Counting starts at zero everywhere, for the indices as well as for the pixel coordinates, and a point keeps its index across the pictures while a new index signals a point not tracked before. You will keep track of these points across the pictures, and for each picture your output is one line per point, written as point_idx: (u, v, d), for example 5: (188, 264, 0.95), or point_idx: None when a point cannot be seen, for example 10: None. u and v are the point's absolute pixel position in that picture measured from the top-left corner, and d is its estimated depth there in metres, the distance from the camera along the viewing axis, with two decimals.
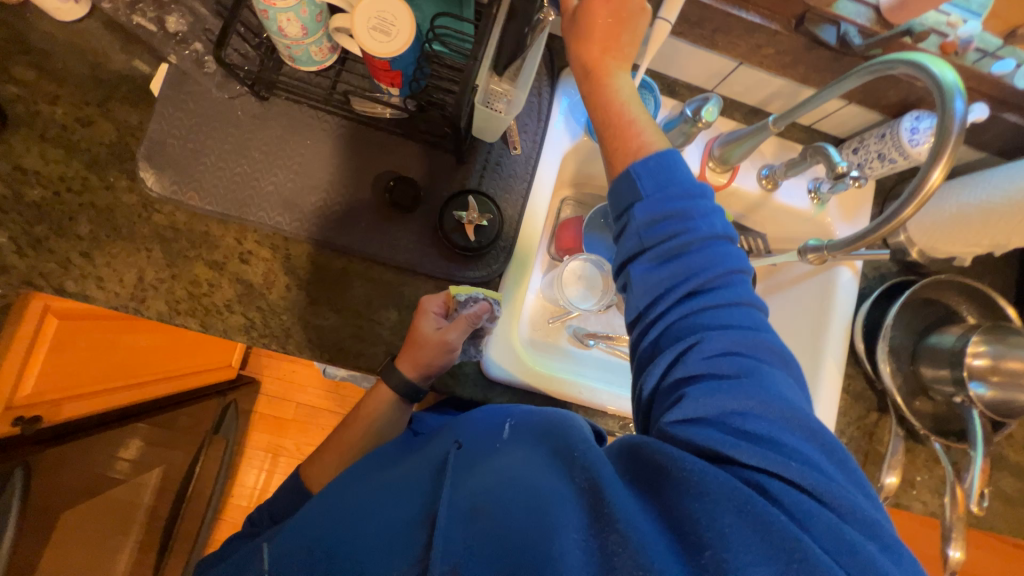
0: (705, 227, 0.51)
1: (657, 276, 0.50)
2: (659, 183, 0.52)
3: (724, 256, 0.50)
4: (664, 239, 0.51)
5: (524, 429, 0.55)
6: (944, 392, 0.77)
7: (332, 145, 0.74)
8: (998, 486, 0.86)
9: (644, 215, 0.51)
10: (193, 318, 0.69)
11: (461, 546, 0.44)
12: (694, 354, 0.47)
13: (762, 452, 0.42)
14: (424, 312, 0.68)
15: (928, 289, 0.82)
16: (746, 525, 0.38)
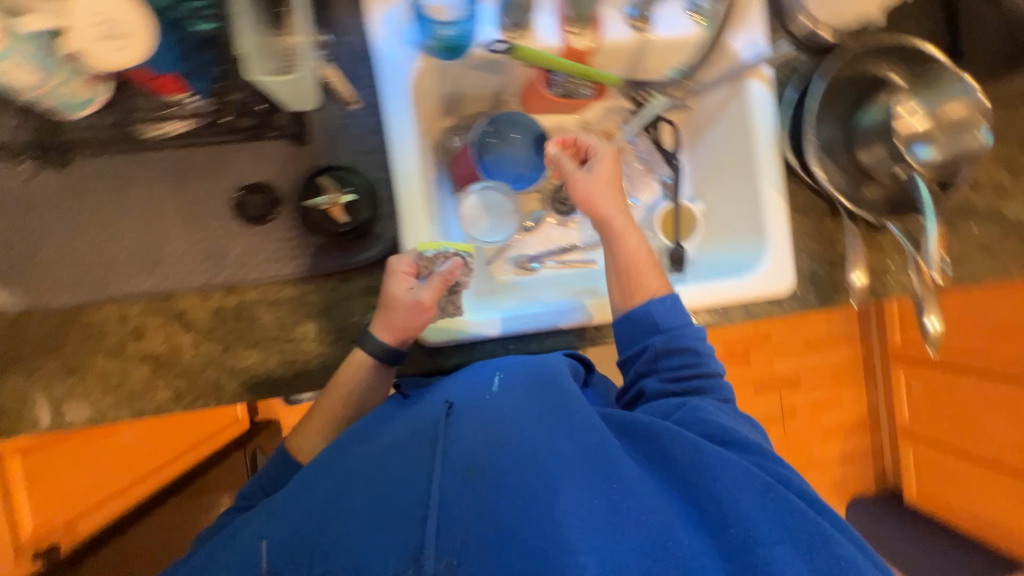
0: (708, 366, 0.68)
1: (667, 387, 0.67)
2: (673, 323, 0.68)
3: (719, 386, 0.68)
4: (675, 366, 0.68)
5: (518, 392, 0.61)
6: (886, 171, 0.72)
7: (163, 183, 0.66)
8: (970, 238, 0.85)
9: (660, 345, 0.67)
10: (122, 409, 0.67)
11: (475, 504, 0.50)
12: (691, 409, 0.61)
13: (721, 432, 0.58)
14: (393, 276, 0.66)
15: (842, 68, 0.74)
16: (716, 460, 0.53)
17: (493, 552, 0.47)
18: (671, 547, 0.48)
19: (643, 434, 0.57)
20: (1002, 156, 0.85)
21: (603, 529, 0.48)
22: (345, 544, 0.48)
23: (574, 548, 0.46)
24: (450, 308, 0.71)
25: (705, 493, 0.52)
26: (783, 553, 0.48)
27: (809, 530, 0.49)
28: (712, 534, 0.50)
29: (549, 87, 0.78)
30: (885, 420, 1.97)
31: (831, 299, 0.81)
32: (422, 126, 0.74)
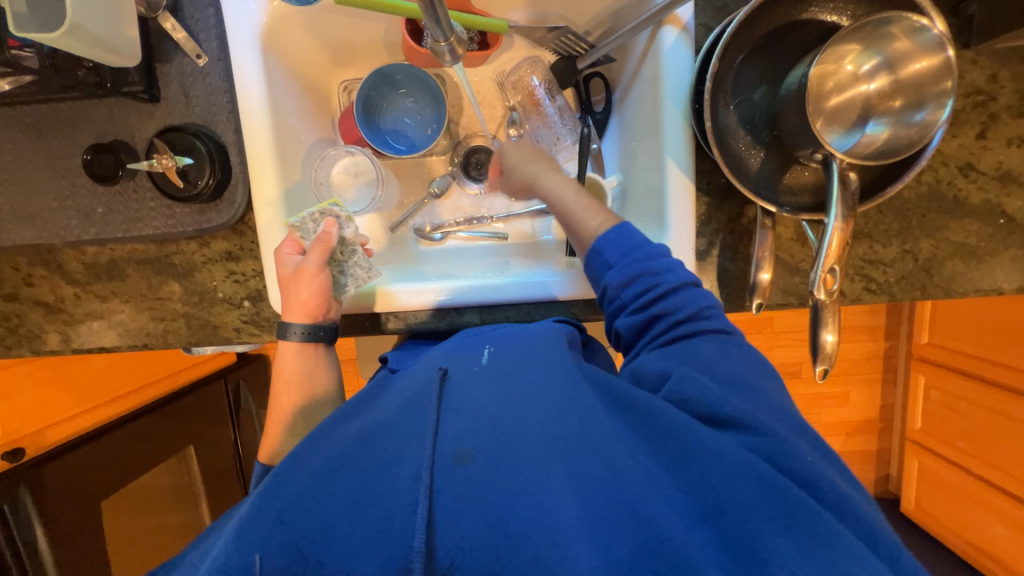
0: (671, 276, 0.57)
1: (637, 320, 0.58)
2: (624, 253, 0.59)
3: (693, 299, 0.57)
4: (644, 294, 0.58)
5: (512, 363, 0.59)
6: (807, 155, 0.57)
7: (26, 137, 0.67)
8: (950, 241, 0.67)
9: (617, 279, 0.59)
10: (23, 347, 0.75)
11: (468, 488, 0.45)
12: (673, 385, 0.51)
13: (717, 410, 0.48)
14: (280, 259, 0.67)
15: (777, 12, 0.57)
16: (710, 445, 0.45)
17: (493, 542, 0.42)
18: (665, 546, 0.40)
19: (640, 414, 0.50)
20: (1023, 133, 0.64)
21: (589, 518, 0.42)
22: (335, 535, 0.44)
23: (564, 539, 0.41)
24: (360, 273, 0.69)
25: (697, 481, 0.44)
26: (786, 551, 0.39)
27: (814, 522, 0.40)
28: (715, 528, 0.41)
29: (421, 41, 0.69)
30: (898, 424, 1.76)
31: (738, 301, 0.69)
32: (280, 80, 0.69)
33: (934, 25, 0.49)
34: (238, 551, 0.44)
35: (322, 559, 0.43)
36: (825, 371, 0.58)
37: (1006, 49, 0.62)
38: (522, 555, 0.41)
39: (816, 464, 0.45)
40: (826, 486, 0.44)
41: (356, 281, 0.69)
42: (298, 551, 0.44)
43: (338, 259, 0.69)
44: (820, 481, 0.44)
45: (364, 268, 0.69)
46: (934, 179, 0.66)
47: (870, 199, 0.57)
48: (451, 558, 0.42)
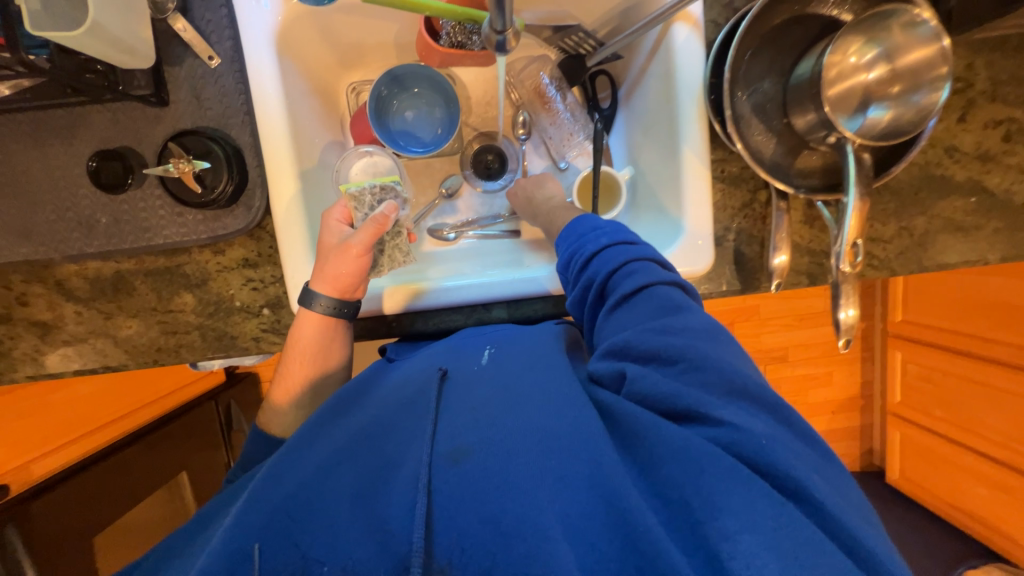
0: (596, 242, 0.59)
1: (580, 293, 0.60)
2: (567, 238, 0.63)
3: (625, 255, 0.57)
4: (590, 274, 0.59)
5: (510, 366, 0.59)
6: (820, 138, 0.61)
7: (23, 145, 0.63)
8: (940, 217, 0.72)
9: (564, 258, 0.62)
10: (15, 371, 0.69)
11: (458, 489, 0.47)
12: (630, 377, 0.50)
13: (674, 401, 0.47)
14: (326, 223, 0.66)
15: (784, 7, 0.61)
16: (676, 439, 0.45)
17: (482, 539, 0.44)
18: (639, 542, 0.41)
19: (613, 413, 0.50)
20: (996, 116, 0.70)
21: (563, 518, 0.44)
22: (337, 530, 0.46)
23: (545, 537, 0.42)
24: (397, 256, 0.69)
25: (668, 479, 0.44)
26: (753, 547, 0.38)
27: (780, 525, 0.39)
28: (685, 526, 0.42)
29: (438, 38, 0.70)
30: (877, 400, 1.86)
31: (755, 282, 0.72)
32: (294, 82, 0.67)
33: (930, 19, 0.55)
34: (235, 543, 0.46)
35: (324, 558, 0.45)
36: (847, 343, 0.61)
37: (978, 40, 0.68)
38: (509, 551, 0.43)
39: (785, 458, 0.43)
40: (797, 485, 0.42)
41: (393, 263, 0.69)
42: (299, 550, 0.46)
43: (383, 241, 0.68)
44: (790, 481, 0.42)
45: (402, 252, 0.69)
46: (923, 160, 0.71)
47: (885, 172, 0.61)
48: (447, 557, 0.44)
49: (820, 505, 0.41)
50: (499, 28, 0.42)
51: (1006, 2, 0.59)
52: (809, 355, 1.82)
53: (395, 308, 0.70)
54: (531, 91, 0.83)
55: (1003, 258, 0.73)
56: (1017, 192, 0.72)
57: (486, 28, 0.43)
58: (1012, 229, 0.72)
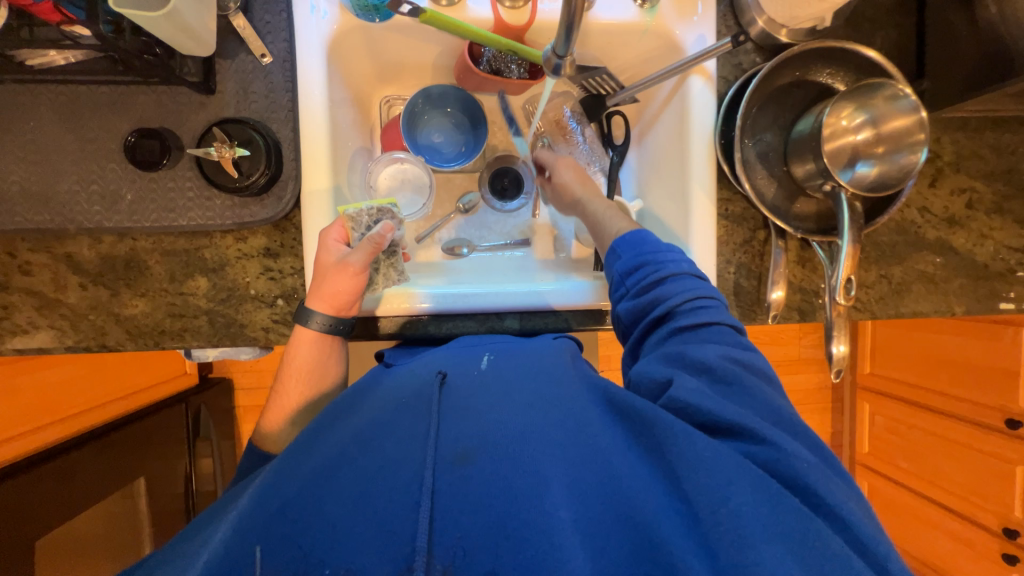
0: (670, 265, 0.62)
1: (637, 304, 0.61)
2: (634, 249, 0.64)
3: (692, 286, 0.60)
4: (644, 285, 0.61)
5: (514, 375, 0.58)
6: (817, 186, 0.68)
7: (59, 116, 0.63)
8: (914, 269, 0.80)
9: (620, 267, 0.64)
10: (4, 342, 0.67)
11: (466, 491, 0.45)
12: (673, 389, 0.52)
13: (714, 417, 0.49)
14: (324, 243, 0.66)
15: (787, 71, 0.70)
16: (708, 452, 0.46)
17: (491, 545, 0.42)
18: (660, 552, 0.41)
19: (640, 424, 0.51)
20: (961, 185, 0.80)
21: (589, 526, 0.43)
22: (337, 532, 0.43)
23: (560, 543, 0.41)
24: (391, 274, 0.71)
25: (694, 488, 0.44)
26: (778, 555, 0.40)
27: (803, 538, 0.41)
28: (706, 537, 0.42)
29: (478, 63, 0.76)
30: (846, 451, 1.93)
31: (752, 315, 0.77)
32: (337, 87, 0.71)
33: (910, 94, 0.62)
34: (235, 545, 0.43)
35: (325, 559, 0.42)
36: (838, 374, 0.66)
37: (945, 119, 0.79)
38: (520, 556, 0.41)
39: (811, 476, 0.45)
40: (816, 499, 0.44)
41: (387, 281, 0.70)
42: (299, 548, 0.43)
43: (379, 260, 0.69)
44: (811, 494, 0.45)
45: (397, 271, 0.71)
46: (900, 217, 0.79)
47: (874, 221, 0.69)
48: (449, 560, 0.42)
49: (829, 512, 0.44)
50: (558, 54, 0.51)
51: (970, 89, 0.69)
52: None
53: (392, 313, 0.72)
54: (551, 123, 0.90)
55: (968, 310, 0.81)
56: (979, 253, 0.80)
57: (548, 52, 0.53)
58: (975, 285, 0.80)
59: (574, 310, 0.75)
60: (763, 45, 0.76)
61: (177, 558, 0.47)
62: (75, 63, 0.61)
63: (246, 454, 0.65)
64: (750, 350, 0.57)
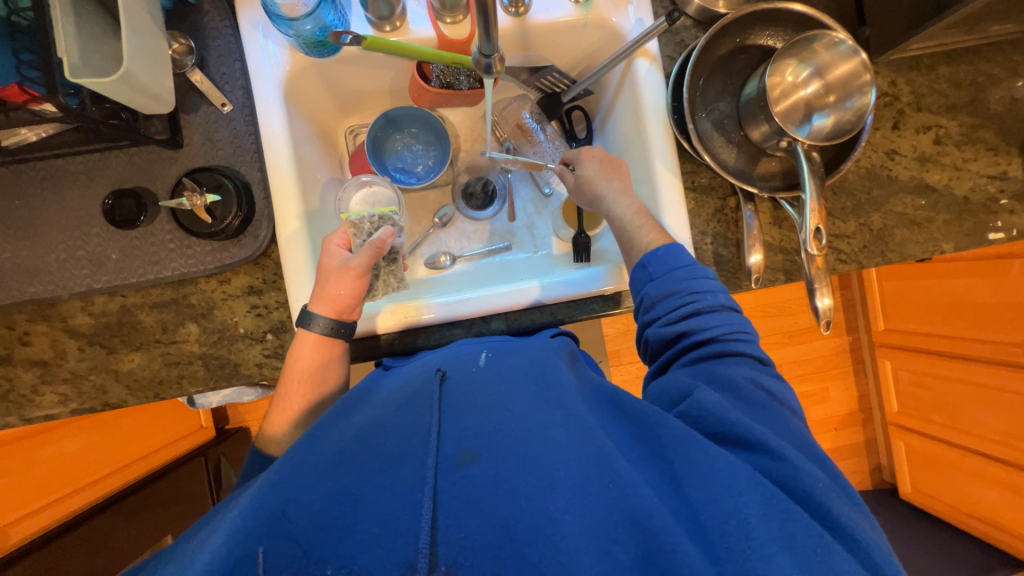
0: (707, 297, 0.61)
1: (668, 332, 0.61)
2: (666, 270, 0.62)
3: (726, 320, 0.60)
4: (675, 307, 0.61)
5: (509, 368, 0.59)
6: (775, 145, 0.69)
7: (41, 190, 0.67)
8: (893, 213, 0.79)
9: (654, 291, 0.62)
10: (11, 414, 0.69)
11: (470, 493, 0.44)
12: (695, 398, 0.51)
13: (737, 432, 0.48)
14: (327, 249, 0.68)
15: (727, 39, 0.71)
16: (720, 463, 0.45)
17: (494, 547, 0.42)
18: (665, 557, 0.40)
19: (646, 427, 0.50)
20: (925, 123, 0.80)
21: (596, 532, 0.42)
22: (340, 532, 0.43)
23: (566, 548, 0.41)
24: (391, 281, 0.72)
25: (702, 496, 0.43)
26: (784, 568, 0.39)
27: (812, 548, 0.40)
28: (717, 546, 0.41)
29: (429, 80, 0.79)
30: (876, 413, 1.87)
31: (736, 282, 0.77)
32: (298, 123, 0.74)
33: (846, 38, 0.63)
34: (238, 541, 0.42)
35: (327, 557, 0.42)
36: (827, 327, 0.65)
37: (896, 62, 0.79)
38: (523, 558, 0.41)
39: (824, 494, 0.44)
40: (828, 516, 0.43)
41: (387, 288, 0.72)
42: (299, 546, 0.42)
43: (378, 267, 0.71)
44: (823, 509, 0.43)
45: (396, 278, 0.73)
46: (869, 163, 0.79)
47: (836, 170, 0.70)
48: (452, 560, 0.41)
49: (846, 533, 0.43)
50: (486, 54, 0.51)
51: (913, 26, 0.70)
52: (803, 371, 1.84)
53: (391, 328, 0.73)
54: (512, 127, 0.90)
55: (957, 246, 0.79)
56: (956, 188, 0.79)
57: (475, 52, 0.52)
58: (960, 219, 0.79)
59: (560, 302, 0.76)
60: (702, 20, 0.78)
61: (177, 558, 0.47)
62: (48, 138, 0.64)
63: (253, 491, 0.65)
64: (776, 380, 0.57)
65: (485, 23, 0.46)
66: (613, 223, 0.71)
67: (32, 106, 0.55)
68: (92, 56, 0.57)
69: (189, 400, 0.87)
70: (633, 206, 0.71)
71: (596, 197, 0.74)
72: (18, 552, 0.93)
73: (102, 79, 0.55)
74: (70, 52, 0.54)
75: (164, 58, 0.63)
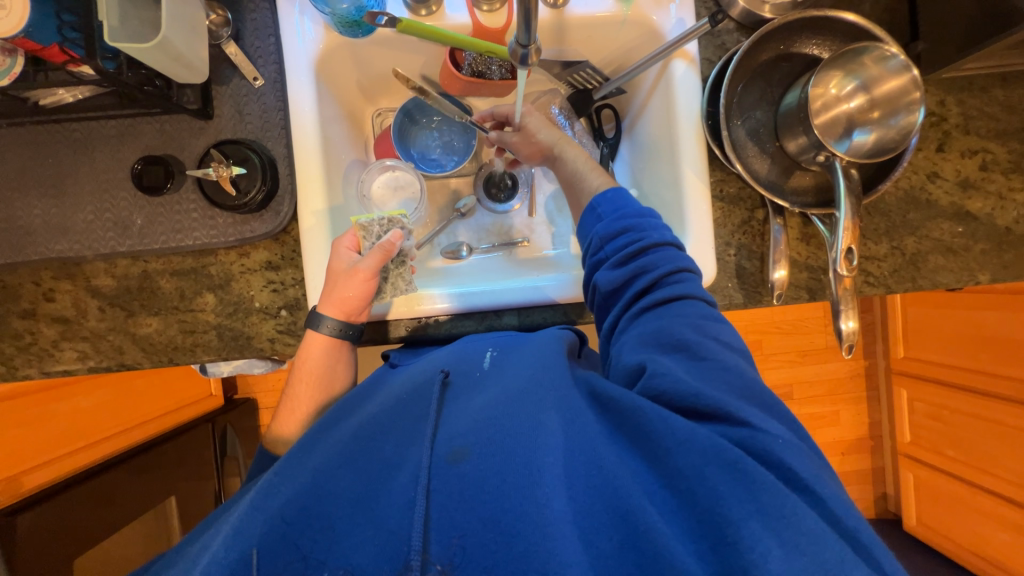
0: (654, 234, 0.60)
1: (617, 276, 0.59)
2: (615, 210, 0.62)
3: (673, 259, 0.58)
4: (623, 248, 0.59)
5: (512, 365, 0.58)
6: (811, 159, 0.66)
7: (75, 152, 0.68)
8: (929, 238, 0.76)
9: (603, 233, 0.61)
10: (32, 366, 0.71)
11: (460, 489, 0.44)
12: (651, 370, 0.50)
13: (695, 398, 0.48)
14: (337, 251, 0.67)
15: (770, 45, 0.69)
16: (685, 434, 0.45)
17: (483, 540, 0.42)
18: (644, 539, 0.40)
19: (618, 409, 0.49)
20: (971, 147, 0.76)
21: (577, 518, 0.42)
22: (336, 535, 0.44)
23: (553, 534, 0.41)
24: (400, 283, 0.71)
25: (678, 475, 0.44)
26: (757, 533, 0.39)
27: (780, 512, 0.40)
28: (690, 515, 0.42)
29: (460, 68, 0.78)
30: (887, 442, 1.83)
31: (757, 297, 0.75)
32: (328, 102, 0.74)
33: (897, 52, 0.61)
34: (236, 547, 0.43)
35: (325, 559, 0.43)
36: (849, 351, 0.64)
37: (947, 80, 0.76)
38: (510, 550, 0.41)
39: (783, 452, 0.44)
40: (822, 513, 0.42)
41: (396, 290, 0.71)
42: (298, 550, 0.43)
43: (388, 269, 0.70)
44: (826, 510, 0.42)
45: (406, 281, 0.71)
46: (908, 184, 0.76)
47: (873, 189, 0.67)
48: (447, 560, 0.42)
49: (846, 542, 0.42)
50: (522, 44, 0.50)
51: (968, 45, 0.67)
52: (814, 393, 1.80)
53: (402, 315, 0.73)
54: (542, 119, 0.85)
55: (993, 278, 0.76)
56: (999, 217, 0.76)
57: (512, 42, 0.51)
58: (1000, 251, 0.76)
59: (573, 302, 0.74)
60: (744, 24, 0.75)
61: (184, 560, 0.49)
62: (84, 100, 0.65)
63: (259, 463, 0.66)
64: (721, 322, 0.56)
65: (524, 10, 0.45)
66: (561, 172, 0.72)
67: (71, 67, 0.57)
68: (131, 21, 0.58)
69: (200, 367, 0.88)
70: (580, 155, 0.71)
71: (547, 146, 0.74)
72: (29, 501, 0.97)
73: (141, 45, 0.56)
74: (110, 15, 0.55)
75: (201, 27, 0.63)
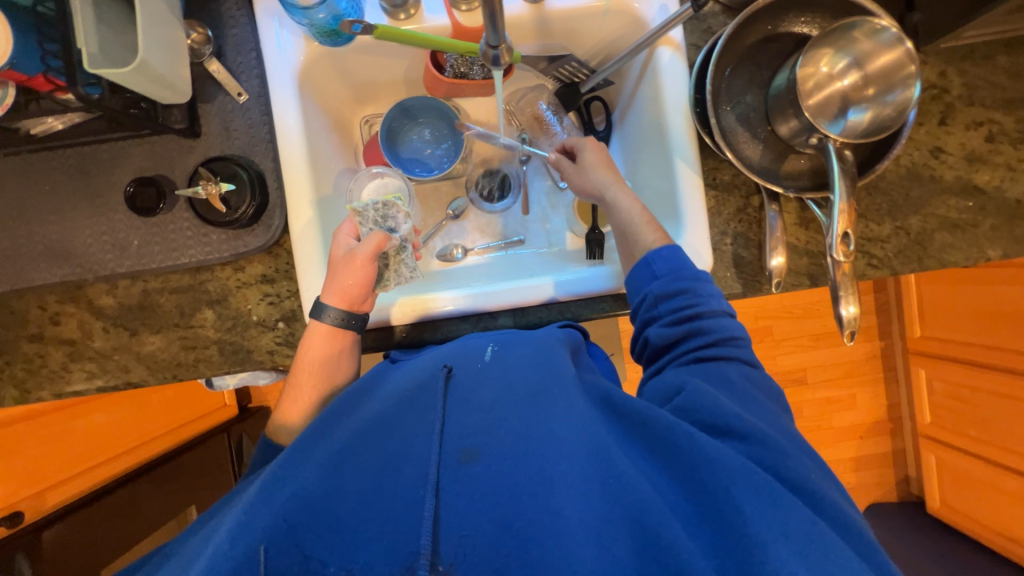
0: (711, 300, 0.58)
1: (671, 334, 0.58)
2: (673, 270, 0.60)
3: (728, 325, 0.57)
4: (678, 306, 0.58)
5: (516, 364, 0.58)
6: (804, 142, 0.65)
7: (70, 178, 0.69)
8: (935, 216, 0.73)
9: (659, 292, 0.59)
10: (43, 389, 0.73)
11: (470, 489, 0.45)
12: (688, 392, 0.51)
13: (730, 422, 0.47)
14: (337, 238, 0.69)
15: (756, 27, 0.67)
16: (714, 452, 0.44)
17: (491, 537, 0.42)
18: (658, 540, 0.39)
19: (643, 426, 0.49)
20: (977, 118, 0.73)
21: (592, 522, 0.42)
22: (340, 534, 0.43)
23: (566, 541, 0.41)
24: (402, 270, 0.71)
25: (700, 488, 0.43)
26: (783, 555, 0.37)
27: (812, 540, 0.39)
28: (712, 529, 0.41)
29: (443, 70, 0.78)
30: (907, 423, 1.79)
31: (756, 286, 0.73)
32: (313, 114, 0.74)
33: (890, 25, 0.58)
34: (240, 542, 0.42)
35: (326, 559, 0.42)
36: (851, 337, 0.62)
37: (948, 49, 0.73)
38: (524, 555, 0.41)
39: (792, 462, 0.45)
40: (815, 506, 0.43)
41: (398, 277, 0.71)
42: (299, 550, 0.42)
43: (388, 255, 0.70)
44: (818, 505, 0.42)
45: (407, 267, 0.71)
46: (910, 161, 0.74)
47: (871, 170, 0.65)
48: (451, 559, 0.41)
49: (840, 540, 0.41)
50: (494, 45, 0.50)
51: (966, 13, 0.64)
52: (829, 377, 1.77)
53: (403, 320, 0.73)
54: (529, 118, 0.87)
55: (1004, 254, 0.73)
56: (1009, 190, 0.73)
57: (483, 44, 0.51)
58: (1011, 225, 0.73)
59: (570, 300, 0.74)
60: (731, 6, 0.73)
61: (183, 556, 0.49)
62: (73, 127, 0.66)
63: None
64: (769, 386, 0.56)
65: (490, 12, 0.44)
66: (616, 219, 0.67)
67: (57, 95, 0.59)
68: (110, 46, 0.58)
69: (207, 381, 0.90)
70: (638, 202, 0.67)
71: (599, 185, 0.70)
72: (52, 516, 1.00)
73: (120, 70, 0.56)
74: (89, 42, 0.55)
75: (180, 47, 0.64)
